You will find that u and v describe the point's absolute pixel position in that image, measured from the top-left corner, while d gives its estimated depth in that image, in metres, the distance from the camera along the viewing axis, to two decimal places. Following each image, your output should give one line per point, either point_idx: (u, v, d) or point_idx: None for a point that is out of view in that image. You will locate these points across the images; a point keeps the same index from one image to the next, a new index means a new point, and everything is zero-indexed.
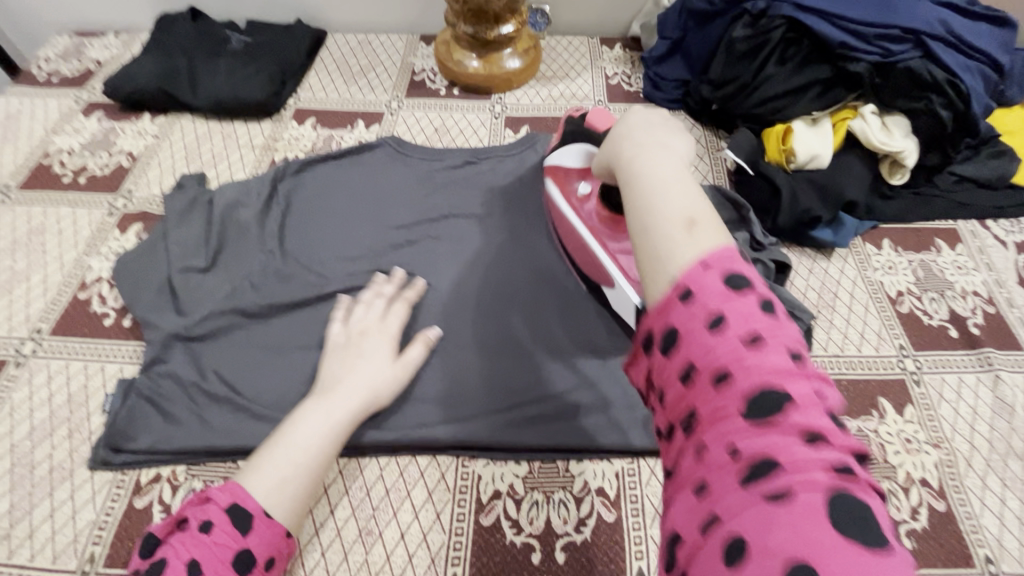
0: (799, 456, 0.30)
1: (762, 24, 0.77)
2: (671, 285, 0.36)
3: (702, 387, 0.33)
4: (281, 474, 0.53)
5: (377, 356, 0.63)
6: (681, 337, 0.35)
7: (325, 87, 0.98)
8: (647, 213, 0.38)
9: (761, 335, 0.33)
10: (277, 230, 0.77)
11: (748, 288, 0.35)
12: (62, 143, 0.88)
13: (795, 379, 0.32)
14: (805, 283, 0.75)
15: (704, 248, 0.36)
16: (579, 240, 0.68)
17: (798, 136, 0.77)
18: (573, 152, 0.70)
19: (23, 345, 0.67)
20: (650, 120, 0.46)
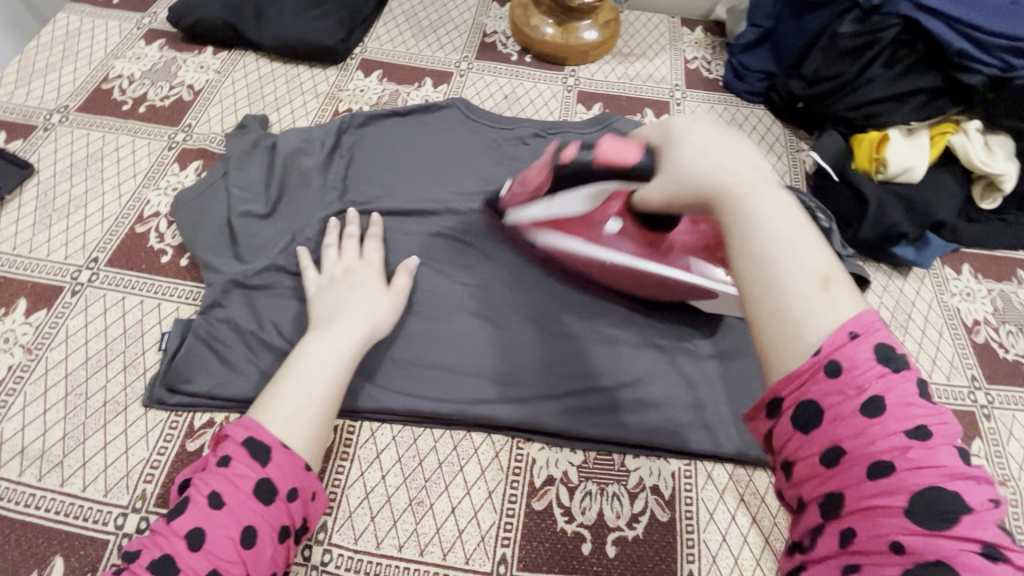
0: (967, 558, 0.29)
1: (875, 21, 0.71)
2: (814, 355, 0.34)
3: (853, 471, 0.32)
4: (294, 403, 0.52)
5: (371, 288, 0.62)
6: (832, 417, 0.33)
7: (392, 39, 0.93)
8: (782, 281, 0.36)
9: (924, 428, 0.32)
10: (340, 183, 0.74)
11: (901, 369, 0.33)
12: (123, 68, 0.85)
13: (963, 481, 0.31)
14: (879, 301, 0.72)
15: (844, 314, 0.35)
16: (638, 273, 0.63)
17: (893, 146, 0.73)
18: (577, 200, 0.59)
19: (79, 273, 0.66)
20: (721, 141, 0.42)
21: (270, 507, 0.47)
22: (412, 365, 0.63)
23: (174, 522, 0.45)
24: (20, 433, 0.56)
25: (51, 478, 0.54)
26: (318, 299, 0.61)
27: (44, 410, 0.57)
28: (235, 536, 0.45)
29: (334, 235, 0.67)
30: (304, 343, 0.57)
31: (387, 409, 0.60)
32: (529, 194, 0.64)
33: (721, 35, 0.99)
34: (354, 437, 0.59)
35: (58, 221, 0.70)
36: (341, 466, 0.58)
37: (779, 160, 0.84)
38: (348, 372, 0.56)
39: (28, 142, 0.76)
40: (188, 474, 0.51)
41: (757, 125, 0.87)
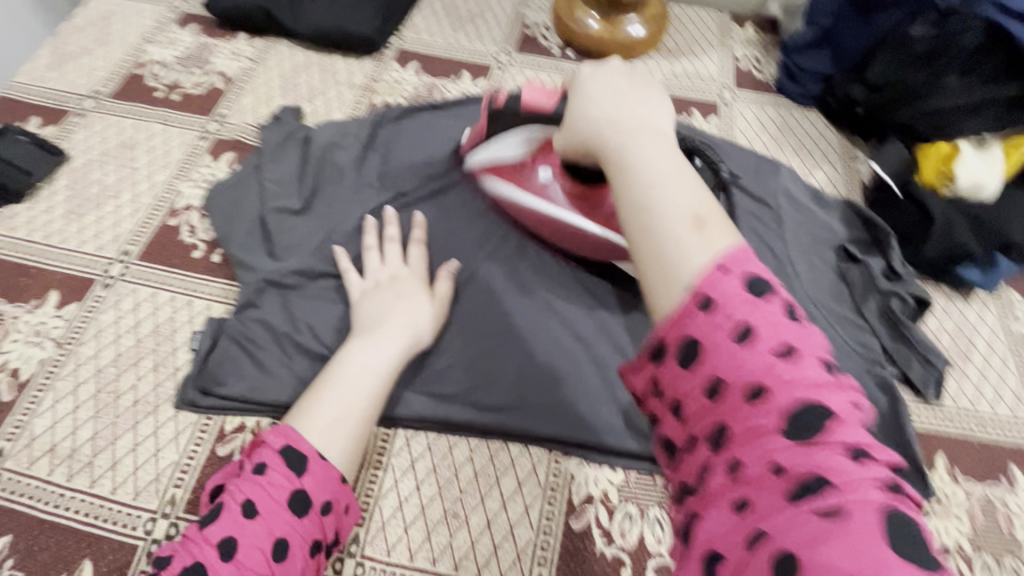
0: (847, 472, 0.27)
1: (952, 24, 0.68)
2: (686, 293, 0.31)
3: (733, 403, 0.30)
4: (334, 414, 0.50)
5: (413, 294, 0.60)
6: (704, 346, 0.31)
7: (430, 29, 0.90)
8: (650, 214, 0.34)
9: (794, 346, 0.30)
10: (376, 180, 0.72)
11: (770, 290, 0.32)
12: (156, 54, 0.83)
13: (835, 392, 0.29)
14: (939, 325, 0.68)
15: (714, 249, 0.32)
16: (558, 223, 0.64)
17: (964, 161, 0.68)
18: (512, 141, 0.64)
19: (111, 266, 0.65)
20: (618, 88, 0.41)
21: (303, 521, 0.45)
22: (448, 371, 0.60)
23: (207, 529, 0.43)
24: (50, 431, 0.55)
25: (81, 479, 0.53)
26: (362, 303, 0.60)
27: (75, 408, 0.56)
28: (267, 549, 0.43)
29: (374, 237, 0.65)
30: (345, 348, 0.56)
31: (422, 417, 0.58)
32: (473, 142, 0.69)
33: (774, 33, 0.93)
34: (388, 445, 0.57)
35: (90, 212, 0.69)
36: (375, 475, 0.56)
37: (833, 169, 0.80)
38: (387, 383, 0.54)
39: (61, 128, 0.75)
40: (222, 477, 0.49)
41: (811, 130, 0.83)
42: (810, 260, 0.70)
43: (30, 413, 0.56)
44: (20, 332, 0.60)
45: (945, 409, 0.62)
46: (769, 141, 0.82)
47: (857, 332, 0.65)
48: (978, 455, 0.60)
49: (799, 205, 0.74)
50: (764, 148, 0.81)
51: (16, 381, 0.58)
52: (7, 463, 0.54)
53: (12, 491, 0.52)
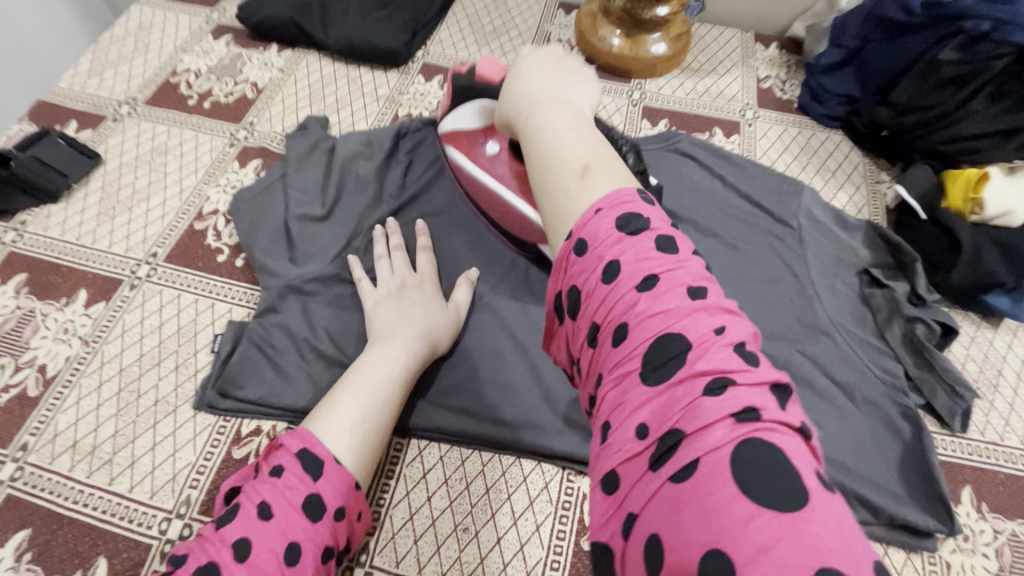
0: (700, 410, 0.27)
1: (980, 49, 0.68)
2: (567, 237, 0.35)
3: (606, 350, 0.32)
4: (350, 417, 0.51)
5: (429, 301, 0.61)
6: (583, 293, 0.33)
7: (455, 44, 0.92)
8: (545, 169, 0.38)
9: (655, 276, 0.31)
10: (396, 190, 0.72)
11: (639, 226, 0.33)
12: (190, 63, 0.85)
13: (692, 319, 0.30)
14: (965, 353, 0.66)
15: (596, 194, 0.35)
16: (498, 199, 0.64)
17: (993, 186, 0.67)
18: (468, 111, 0.65)
19: (138, 267, 0.66)
20: (542, 69, 0.45)
21: (316, 526, 0.45)
22: (463, 383, 0.60)
23: (223, 529, 0.44)
24: (73, 427, 0.56)
25: (100, 476, 0.54)
26: (376, 314, 0.60)
27: (97, 405, 0.57)
28: (279, 551, 0.43)
29: (383, 245, 0.66)
30: (364, 354, 0.56)
31: (436, 427, 0.58)
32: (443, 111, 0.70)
33: (798, 53, 0.93)
34: (401, 455, 0.57)
35: (121, 214, 0.70)
36: (387, 484, 0.56)
37: (856, 191, 0.79)
38: (403, 391, 0.55)
39: (98, 132, 0.78)
40: (238, 479, 0.50)
41: (834, 152, 0.82)
42: (831, 283, 0.69)
43: (54, 409, 0.57)
44: (49, 329, 0.62)
45: (971, 440, 0.61)
46: (792, 162, 0.81)
47: (878, 358, 0.64)
48: (1006, 490, 0.58)
49: (822, 226, 0.73)
50: (786, 169, 0.81)
51: (43, 377, 0.59)
52: (29, 457, 0.55)
53: (33, 485, 0.53)
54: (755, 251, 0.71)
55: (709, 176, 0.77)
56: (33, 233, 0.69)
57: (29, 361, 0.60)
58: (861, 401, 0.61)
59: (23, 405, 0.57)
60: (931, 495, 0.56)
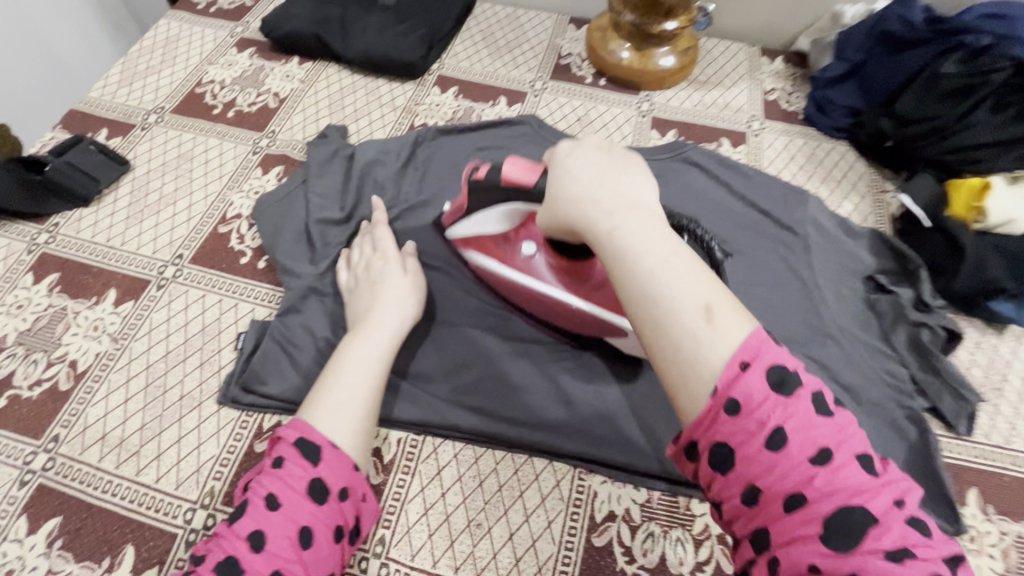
0: (883, 573, 0.31)
1: (983, 62, 0.70)
2: (713, 397, 0.35)
3: (775, 509, 0.34)
4: (338, 400, 0.53)
5: (393, 280, 0.63)
6: (740, 455, 0.34)
7: (469, 57, 0.95)
8: (660, 310, 0.37)
9: (827, 449, 0.34)
10: (413, 196, 0.75)
11: (798, 388, 0.35)
12: (215, 74, 0.89)
13: (868, 492, 0.33)
14: (970, 359, 0.67)
15: (732, 345, 0.35)
16: (544, 300, 0.61)
17: (995, 195, 0.69)
18: (486, 217, 0.61)
19: (165, 268, 0.69)
20: (599, 167, 0.45)
21: (324, 507, 0.48)
22: (476, 383, 0.62)
23: (235, 525, 0.46)
24: (102, 420, 0.58)
25: (128, 467, 0.56)
26: (352, 300, 0.63)
27: (125, 399, 0.60)
28: (294, 537, 0.46)
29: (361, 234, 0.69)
30: (343, 342, 0.59)
31: (451, 424, 0.60)
32: (453, 212, 0.65)
33: (803, 66, 0.95)
34: (417, 451, 0.59)
35: (148, 218, 0.73)
36: (403, 480, 0.57)
37: (862, 200, 0.80)
38: (384, 370, 0.57)
39: (127, 140, 0.81)
40: (245, 477, 0.52)
41: (840, 162, 0.84)
42: (837, 288, 0.71)
43: (85, 402, 0.59)
44: (80, 326, 0.64)
45: (977, 443, 0.61)
46: (797, 171, 0.83)
47: (885, 363, 0.65)
48: (1012, 493, 0.59)
49: (828, 234, 0.74)
50: (792, 178, 0.82)
51: (74, 371, 0.61)
52: (61, 448, 0.57)
53: (64, 475, 0.55)
54: (762, 258, 0.73)
55: (718, 186, 0.79)
56: (65, 234, 0.71)
57: (61, 357, 0.62)
58: (867, 404, 0.62)
59: (54, 398, 0.60)
60: (937, 495, 0.57)
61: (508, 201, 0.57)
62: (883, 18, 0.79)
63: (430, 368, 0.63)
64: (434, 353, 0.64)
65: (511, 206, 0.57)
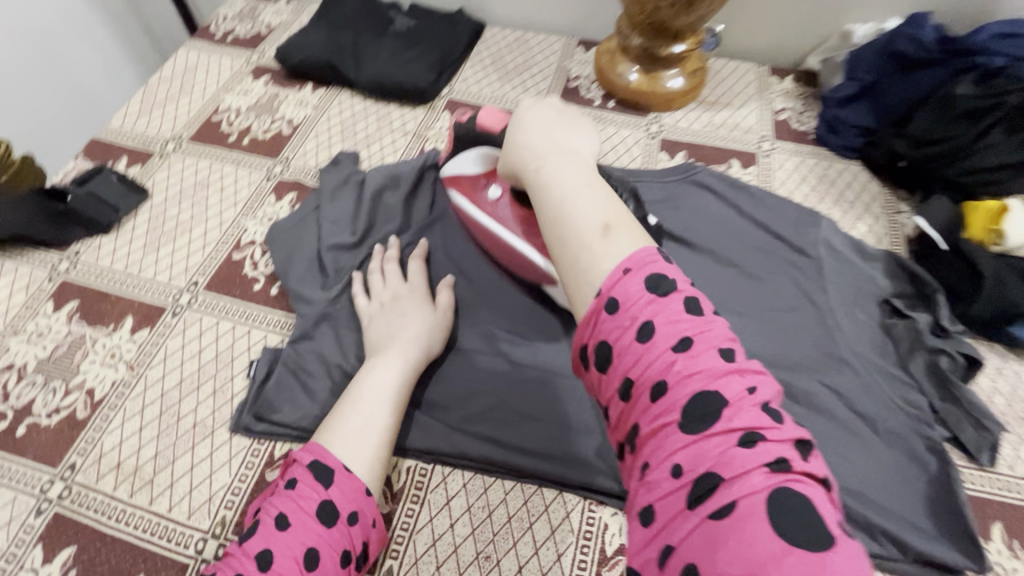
0: (736, 459, 0.31)
1: (997, 84, 0.70)
2: (596, 297, 0.37)
3: (642, 401, 0.35)
4: (357, 427, 0.54)
5: (417, 311, 0.64)
6: (614, 350, 0.36)
7: (479, 81, 0.96)
8: (562, 228, 0.41)
9: (690, 339, 0.34)
10: (423, 221, 0.76)
11: (671, 288, 0.36)
12: (231, 102, 0.91)
13: (728, 379, 0.33)
14: (992, 385, 0.65)
15: (620, 254, 0.38)
16: (500, 241, 0.67)
17: (1013, 218, 0.67)
18: (469, 157, 0.68)
19: (180, 296, 0.70)
20: (545, 117, 0.49)
21: (331, 532, 0.48)
22: (485, 410, 0.62)
23: (245, 544, 0.47)
24: (117, 448, 0.59)
25: (141, 496, 0.57)
26: (369, 329, 0.64)
27: (140, 427, 0.61)
28: (298, 558, 0.46)
29: (376, 261, 0.70)
30: (363, 368, 0.59)
31: (461, 452, 0.60)
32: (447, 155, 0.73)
33: (814, 85, 0.95)
34: (426, 480, 0.59)
35: (165, 246, 0.75)
36: (412, 510, 0.57)
37: (876, 221, 0.79)
38: (402, 398, 0.58)
39: (146, 168, 0.83)
40: (258, 502, 0.53)
41: (852, 182, 0.83)
42: (852, 313, 0.69)
43: (100, 431, 0.60)
44: (97, 354, 0.66)
45: (1001, 475, 0.60)
46: (809, 192, 0.82)
47: (903, 390, 0.64)
48: None
49: (842, 256, 0.74)
50: (804, 200, 0.82)
51: (91, 400, 0.62)
52: (77, 476, 0.58)
53: (80, 504, 0.56)
54: (774, 281, 0.72)
55: (727, 207, 0.78)
56: (85, 262, 0.73)
57: (79, 385, 0.63)
58: (884, 433, 0.61)
59: (72, 426, 0.61)
60: (959, 529, 0.56)
61: (490, 144, 0.65)
62: (892, 38, 0.79)
63: (440, 395, 0.63)
64: (444, 380, 0.64)
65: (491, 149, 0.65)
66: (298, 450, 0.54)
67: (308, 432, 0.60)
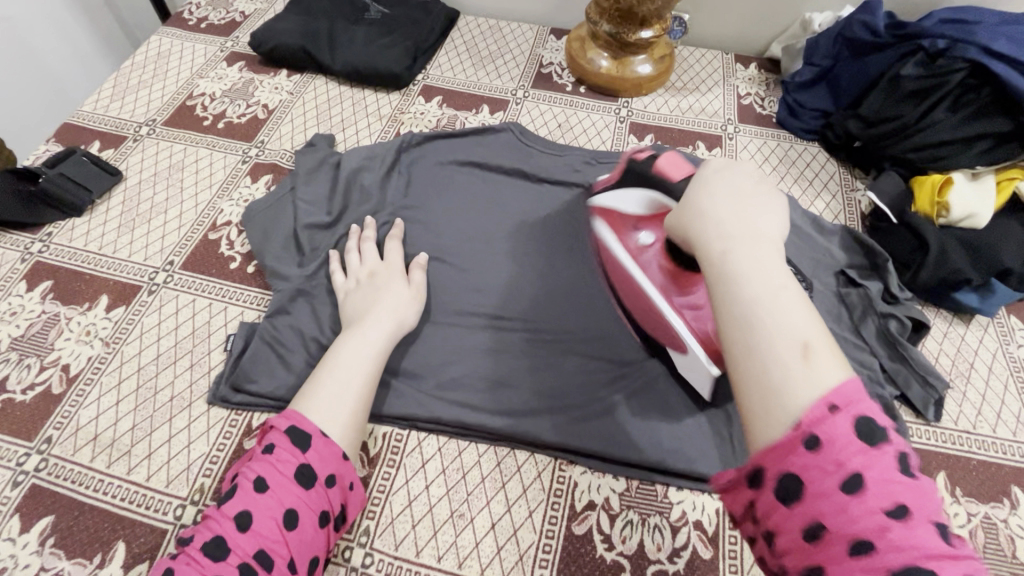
0: None
1: (940, 65, 0.74)
2: (794, 428, 0.34)
3: (834, 547, 0.32)
4: (332, 392, 0.55)
5: (393, 285, 0.66)
6: (806, 487, 0.33)
7: (453, 67, 0.98)
8: (750, 334, 0.37)
9: (906, 505, 0.31)
10: (398, 201, 0.78)
11: (884, 439, 0.33)
12: (205, 87, 0.92)
13: (948, 563, 0.30)
14: (938, 347, 0.69)
15: (824, 386, 0.34)
16: (637, 290, 0.64)
17: (957, 191, 0.72)
18: (631, 195, 0.65)
19: (156, 274, 0.71)
20: (738, 194, 0.45)
21: (310, 493, 0.49)
22: (459, 379, 0.64)
23: (225, 506, 0.48)
24: (94, 421, 0.60)
25: (119, 466, 0.57)
26: (347, 302, 0.65)
27: (117, 401, 0.61)
28: (279, 518, 0.48)
29: (353, 239, 0.71)
30: (340, 338, 0.61)
31: (436, 418, 0.62)
32: (604, 184, 0.71)
33: (776, 72, 0.99)
34: (402, 445, 0.61)
35: (139, 226, 0.75)
36: (388, 472, 0.59)
37: (833, 199, 0.83)
38: (377, 366, 0.59)
39: (118, 151, 0.83)
40: (236, 469, 0.53)
41: (811, 162, 0.87)
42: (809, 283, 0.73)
43: (76, 405, 0.61)
44: (72, 332, 0.66)
45: (945, 429, 0.63)
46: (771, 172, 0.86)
47: (856, 353, 0.68)
48: (978, 476, 0.61)
49: (800, 230, 0.77)
50: None
51: (67, 375, 0.63)
52: (53, 449, 0.58)
53: (57, 475, 0.57)
54: None
55: None
56: (57, 243, 0.73)
57: (54, 361, 0.64)
58: None
59: (47, 401, 0.61)
60: None
61: (661, 189, 0.60)
62: (848, 23, 0.83)
63: (415, 365, 0.65)
64: (419, 351, 0.66)
65: (660, 195, 0.61)
66: (276, 417, 0.55)
67: (284, 401, 0.61)
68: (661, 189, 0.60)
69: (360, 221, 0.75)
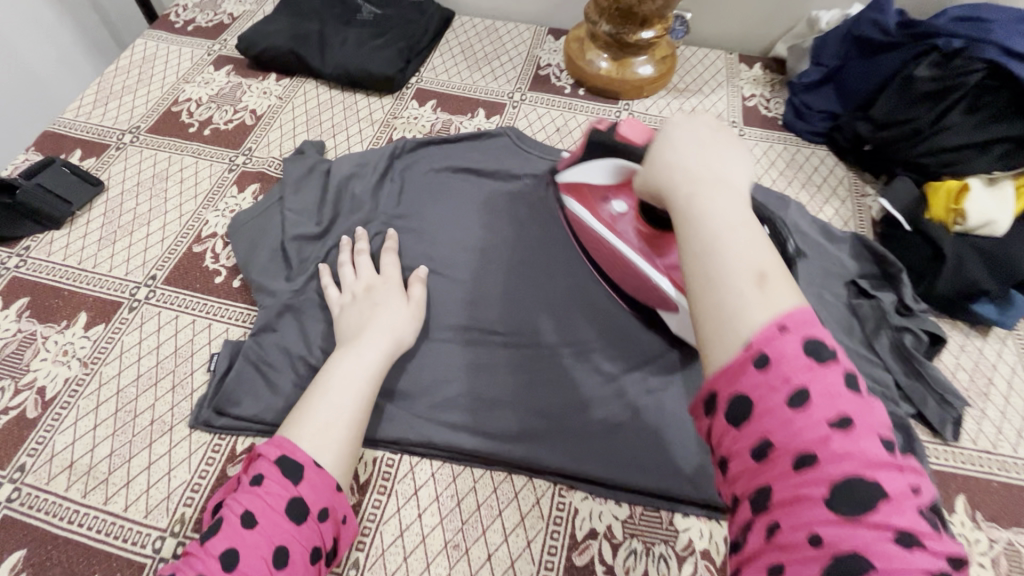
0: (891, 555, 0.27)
1: (954, 66, 0.70)
2: (744, 349, 0.33)
3: (781, 465, 0.30)
4: (324, 419, 0.52)
5: (384, 300, 0.63)
6: (755, 408, 0.32)
7: (447, 69, 0.95)
8: (709, 264, 0.36)
9: (851, 418, 0.30)
10: (390, 210, 0.74)
11: (831, 356, 0.32)
12: (191, 92, 0.88)
13: (888, 471, 0.29)
14: (955, 361, 0.66)
15: (777, 310, 0.33)
16: (621, 259, 0.63)
17: (974, 197, 0.69)
18: (596, 167, 0.64)
19: (137, 290, 0.68)
20: (699, 134, 0.44)
21: (302, 527, 0.46)
22: (453, 400, 0.61)
23: (207, 544, 0.44)
24: (70, 447, 0.57)
25: (95, 495, 0.54)
26: (343, 317, 0.62)
27: (94, 426, 0.58)
28: (268, 556, 0.44)
29: (346, 252, 0.68)
30: (332, 359, 0.58)
31: (430, 442, 0.59)
32: (567, 160, 0.69)
33: (781, 72, 0.95)
34: (394, 470, 0.58)
35: (121, 239, 0.72)
36: (379, 499, 0.56)
37: (842, 204, 0.80)
38: (372, 389, 0.56)
39: (101, 160, 0.80)
40: (217, 500, 0.50)
41: (819, 166, 0.84)
42: (820, 294, 0.70)
43: (52, 430, 0.58)
44: (49, 352, 0.63)
45: (963, 449, 0.61)
46: (777, 177, 0.83)
47: (871, 368, 0.64)
48: (999, 499, 0.58)
49: (810, 239, 0.74)
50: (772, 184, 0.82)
51: (42, 399, 0.60)
52: (27, 478, 0.55)
53: (30, 506, 0.54)
54: None
55: None
56: (36, 258, 0.70)
57: (29, 384, 0.61)
58: None
59: (21, 426, 0.58)
60: None
61: (627, 156, 0.58)
62: (857, 22, 0.80)
63: (408, 384, 0.62)
64: (412, 370, 0.63)
65: (627, 162, 0.59)
66: (262, 444, 0.52)
67: (271, 425, 0.58)
68: (630, 156, 0.58)
69: (351, 232, 0.72)
